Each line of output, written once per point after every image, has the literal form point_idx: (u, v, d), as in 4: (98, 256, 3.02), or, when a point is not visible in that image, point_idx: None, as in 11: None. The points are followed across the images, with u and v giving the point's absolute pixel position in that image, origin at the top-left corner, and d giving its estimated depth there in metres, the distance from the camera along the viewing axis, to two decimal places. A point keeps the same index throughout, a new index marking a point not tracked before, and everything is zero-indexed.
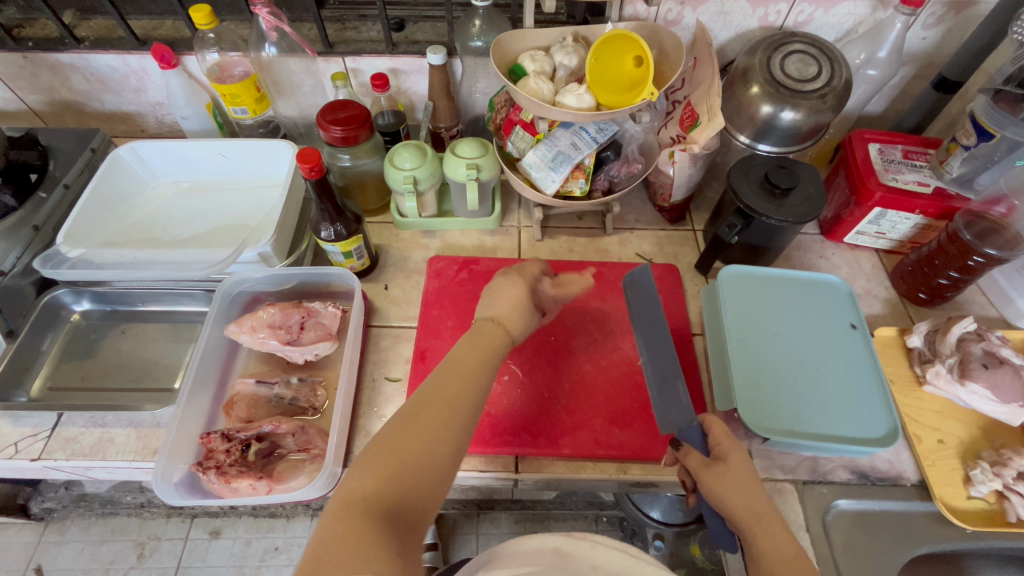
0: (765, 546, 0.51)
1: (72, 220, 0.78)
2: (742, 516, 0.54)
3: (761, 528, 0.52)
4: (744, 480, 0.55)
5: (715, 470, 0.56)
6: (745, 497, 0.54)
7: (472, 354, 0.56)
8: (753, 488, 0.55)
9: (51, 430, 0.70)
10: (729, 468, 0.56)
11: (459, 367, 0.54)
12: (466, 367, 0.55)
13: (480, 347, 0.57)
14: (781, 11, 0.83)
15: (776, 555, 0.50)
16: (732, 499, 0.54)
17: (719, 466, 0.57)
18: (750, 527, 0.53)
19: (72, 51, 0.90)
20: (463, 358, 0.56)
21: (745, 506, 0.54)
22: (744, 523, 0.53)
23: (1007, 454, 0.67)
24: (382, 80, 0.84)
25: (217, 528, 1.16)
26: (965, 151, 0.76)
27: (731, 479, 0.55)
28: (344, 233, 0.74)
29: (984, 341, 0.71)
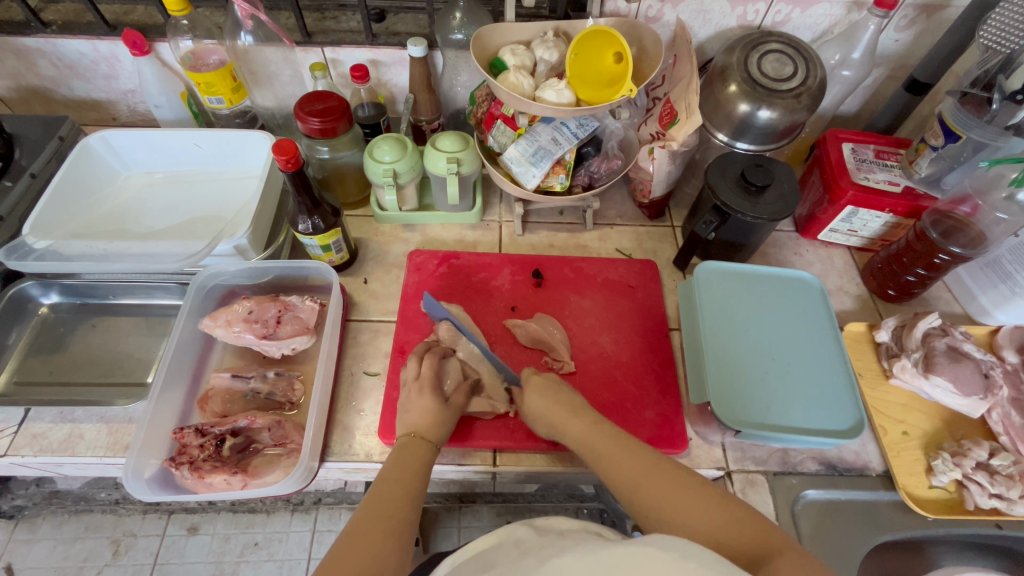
0: (576, 437, 0.58)
1: (38, 210, 0.75)
2: (559, 424, 0.60)
3: (569, 423, 0.59)
4: (545, 394, 0.62)
5: (528, 405, 0.64)
6: (551, 406, 0.61)
7: (400, 463, 0.57)
8: (554, 394, 0.62)
9: (18, 426, 0.69)
10: (530, 398, 0.63)
11: (394, 482, 0.54)
12: (401, 472, 0.56)
13: (411, 451, 0.58)
14: (759, 10, 0.84)
15: (585, 438, 0.57)
16: (549, 414, 0.61)
17: (527, 402, 0.64)
18: (562, 426, 0.59)
19: (39, 36, 0.87)
20: (392, 470, 0.56)
21: (558, 415, 0.60)
22: (560, 427, 0.60)
23: (967, 444, 0.70)
24: (361, 71, 0.83)
25: (195, 524, 1.14)
26: (933, 151, 0.78)
27: (536, 401, 0.62)
28: (322, 226, 0.73)
29: (948, 336, 0.74)
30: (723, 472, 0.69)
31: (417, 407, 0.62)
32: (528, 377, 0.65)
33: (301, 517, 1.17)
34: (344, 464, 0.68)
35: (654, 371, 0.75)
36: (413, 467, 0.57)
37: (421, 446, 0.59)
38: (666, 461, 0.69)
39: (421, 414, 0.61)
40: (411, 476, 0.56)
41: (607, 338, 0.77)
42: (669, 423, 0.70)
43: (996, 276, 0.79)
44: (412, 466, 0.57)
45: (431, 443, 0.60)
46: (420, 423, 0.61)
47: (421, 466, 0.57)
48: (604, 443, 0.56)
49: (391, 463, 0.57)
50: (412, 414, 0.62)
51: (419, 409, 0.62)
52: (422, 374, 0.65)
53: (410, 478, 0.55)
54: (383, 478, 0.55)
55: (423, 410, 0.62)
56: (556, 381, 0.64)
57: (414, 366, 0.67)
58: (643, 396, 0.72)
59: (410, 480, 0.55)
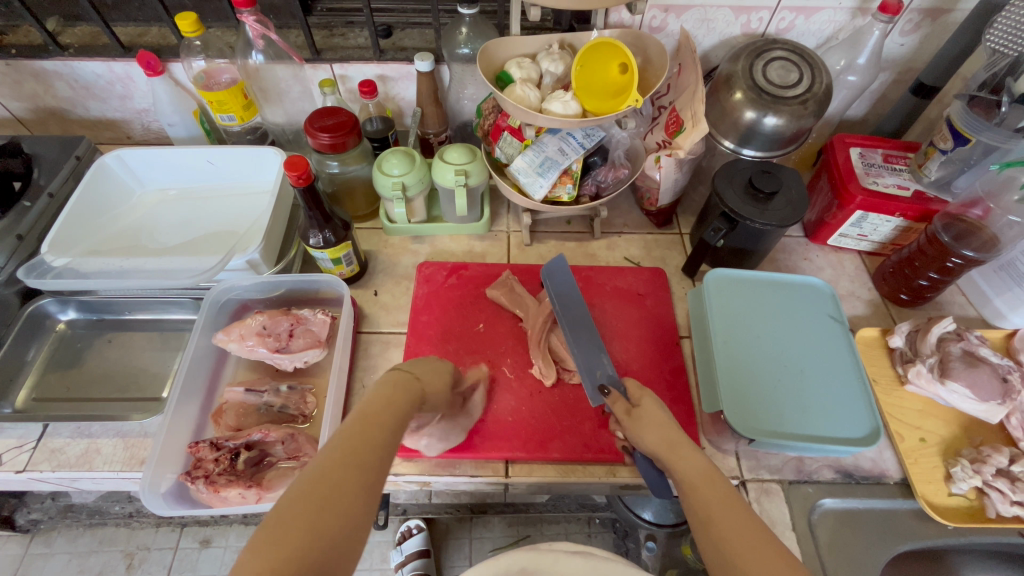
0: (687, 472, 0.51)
1: (56, 229, 0.77)
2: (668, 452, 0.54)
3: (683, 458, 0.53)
4: (659, 417, 0.58)
5: (637, 417, 0.59)
6: (665, 428, 0.57)
7: (384, 394, 0.49)
8: (670, 432, 0.56)
9: (37, 442, 0.70)
10: (647, 412, 0.59)
11: (371, 416, 0.46)
12: (379, 402, 0.48)
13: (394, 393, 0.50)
14: (763, 18, 0.84)
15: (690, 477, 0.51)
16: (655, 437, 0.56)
17: (638, 410, 0.60)
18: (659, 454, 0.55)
19: (57, 59, 0.89)
20: (373, 399, 0.48)
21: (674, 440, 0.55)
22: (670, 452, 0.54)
23: (987, 451, 0.68)
24: (370, 86, 0.84)
25: (208, 537, 1.15)
26: (942, 155, 0.78)
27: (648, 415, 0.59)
28: (333, 240, 0.74)
29: (963, 340, 0.74)
30: (737, 481, 0.69)
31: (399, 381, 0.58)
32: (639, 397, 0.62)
33: None
34: None
35: (665, 379, 0.75)
36: (397, 399, 0.49)
37: (410, 385, 0.52)
38: None
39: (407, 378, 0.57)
40: (391, 408, 0.48)
41: (618, 347, 0.77)
42: None
43: (1010, 278, 0.78)
44: (393, 397, 0.49)
45: (421, 384, 0.53)
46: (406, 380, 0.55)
47: (404, 396, 0.50)
48: (717, 490, 0.49)
49: (373, 389, 0.49)
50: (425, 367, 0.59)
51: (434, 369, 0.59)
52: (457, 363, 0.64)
53: (390, 411, 0.48)
54: (360, 407, 0.47)
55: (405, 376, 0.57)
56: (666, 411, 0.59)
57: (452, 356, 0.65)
58: None
59: (386, 413, 0.47)
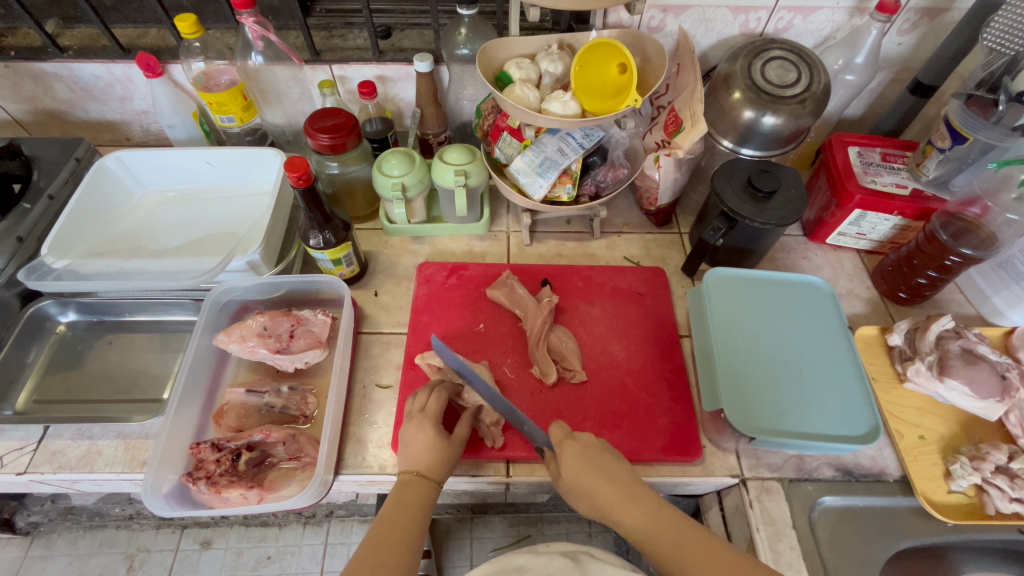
0: (638, 523, 0.55)
1: (56, 230, 0.77)
2: (611, 510, 0.57)
3: (629, 510, 0.56)
4: (590, 473, 0.58)
5: (566, 478, 0.59)
6: (598, 484, 0.57)
7: (401, 505, 0.58)
8: (605, 482, 0.57)
9: (38, 443, 0.70)
10: (567, 468, 0.59)
11: (392, 530, 0.55)
12: (397, 515, 0.57)
13: (411, 490, 0.59)
14: (761, 18, 0.84)
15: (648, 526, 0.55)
16: (595, 493, 0.57)
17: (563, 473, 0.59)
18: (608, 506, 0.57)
19: (56, 60, 0.89)
20: (391, 513, 0.57)
21: (610, 497, 0.57)
22: (612, 512, 0.57)
23: (985, 448, 0.69)
24: (369, 87, 0.84)
25: (208, 539, 1.15)
26: (940, 154, 0.78)
27: (579, 475, 0.58)
28: (333, 240, 0.74)
29: (962, 338, 0.74)
30: (738, 479, 0.69)
31: (419, 440, 0.61)
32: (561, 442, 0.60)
33: (313, 530, 1.17)
34: (358, 476, 0.68)
35: (665, 377, 0.75)
36: (411, 505, 0.58)
37: (421, 485, 0.59)
38: (681, 470, 0.69)
39: (422, 450, 0.61)
40: (411, 520, 0.57)
41: (618, 346, 0.77)
42: (681, 431, 0.70)
43: (1009, 276, 0.78)
44: (411, 507, 0.58)
45: (431, 481, 0.60)
46: (422, 461, 0.60)
47: (421, 506, 0.58)
48: (668, 538, 0.54)
49: (391, 503, 0.58)
50: (412, 450, 0.61)
51: (422, 446, 0.61)
52: (429, 408, 0.64)
53: (411, 522, 0.56)
54: (381, 521, 0.56)
55: (426, 446, 0.61)
56: (593, 453, 0.59)
57: (423, 397, 0.66)
58: (655, 404, 0.72)
59: (405, 531, 0.55)
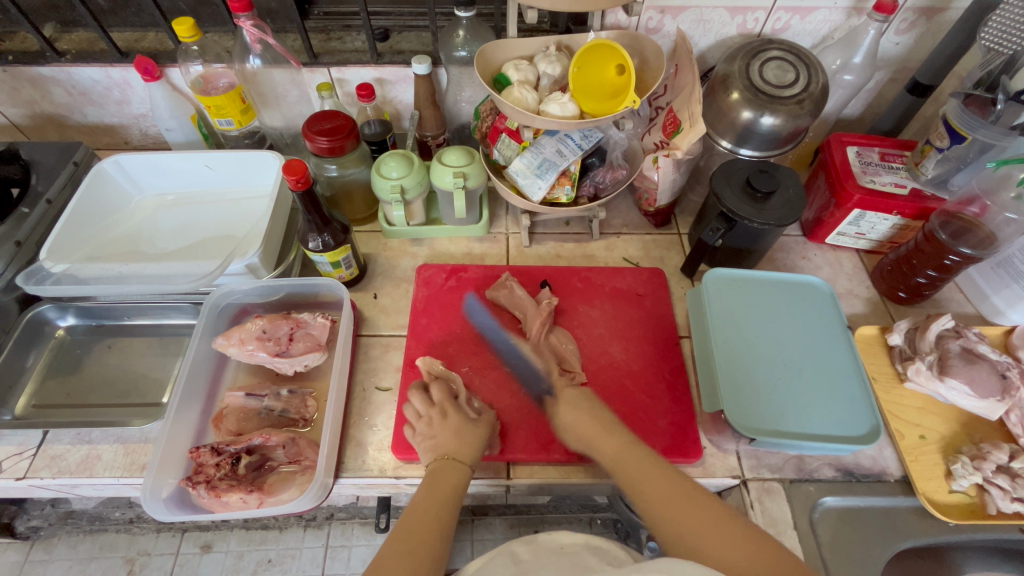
0: (609, 454, 0.60)
1: (54, 234, 0.77)
2: (591, 441, 0.62)
3: (603, 439, 0.61)
4: (576, 412, 0.65)
5: (560, 416, 0.67)
6: (585, 421, 0.64)
7: (434, 488, 0.58)
8: (595, 416, 0.64)
9: (37, 448, 0.70)
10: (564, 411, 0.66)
11: (423, 514, 0.54)
12: (433, 497, 0.56)
13: (445, 472, 0.59)
14: (759, 18, 0.85)
15: (619, 457, 0.59)
16: (581, 429, 0.64)
17: (559, 413, 0.67)
18: (595, 441, 0.62)
19: (54, 65, 0.89)
20: (424, 501, 0.56)
21: (590, 431, 0.63)
22: (592, 443, 0.62)
23: (986, 448, 0.69)
24: (367, 90, 0.84)
25: (209, 542, 1.14)
26: (939, 153, 0.78)
27: (569, 414, 0.66)
28: (332, 243, 0.74)
29: (962, 338, 0.74)
30: (738, 480, 0.69)
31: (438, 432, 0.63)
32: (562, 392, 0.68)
33: (314, 532, 1.17)
34: (358, 479, 0.68)
35: (665, 378, 0.75)
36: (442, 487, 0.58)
37: (454, 469, 0.60)
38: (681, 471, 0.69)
39: (449, 436, 0.63)
40: (442, 509, 0.55)
41: (618, 347, 0.77)
42: (681, 432, 0.70)
43: (1008, 276, 0.78)
44: (444, 494, 0.57)
45: (463, 464, 0.61)
46: (448, 445, 0.62)
47: (454, 493, 0.58)
48: (637, 466, 0.58)
49: (423, 491, 0.57)
50: (439, 435, 0.63)
51: (449, 430, 0.64)
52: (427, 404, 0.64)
53: (442, 502, 0.56)
54: (412, 511, 0.55)
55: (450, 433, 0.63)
56: (585, 400, 0.66)
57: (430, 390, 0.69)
58: (655, 406, 0.72)
59: (442, 504, 0.56)
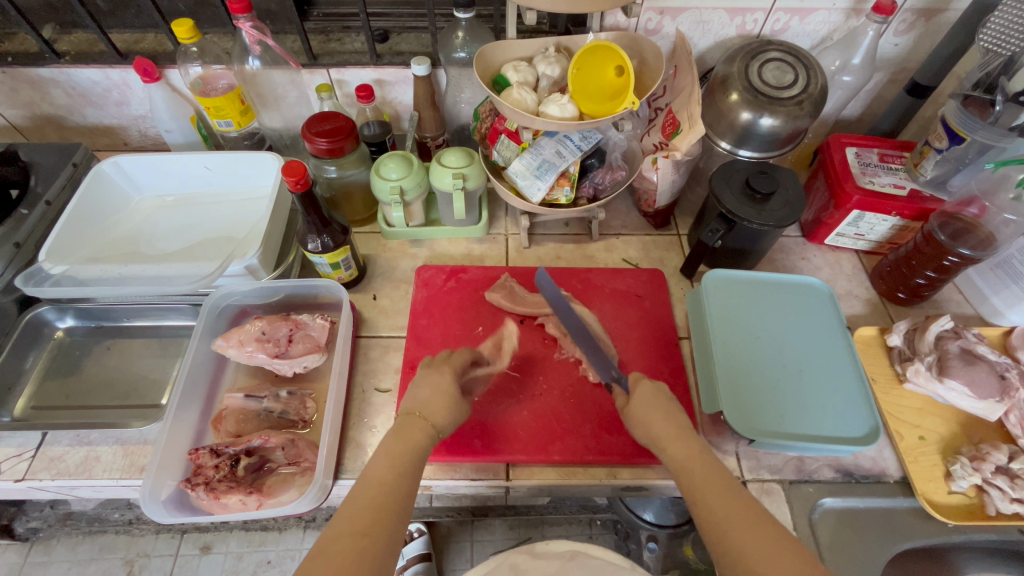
0: (680, 458, 0.56)
1: (53, 236, 0.77)
2: (661, 441, 0.58)
3: (675, 442, 0.57)
4: (650, 407, 0.60)
5: (630, 407, 0.61)
6: (661, 420, 0.59)
7: (395, 447, 0.55)
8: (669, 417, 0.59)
9: (36, 450, 0.70)
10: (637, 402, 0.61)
11: (375, 480, 0.52)
12: (391, 458, 0.54)
13: (408, 431, 0.57)
14: (758, 19, 0.85)
15: (689, 464, 0.55)
16: (653, 426, 0.59)
17: (629, 405, 0.62)
18: (664, 441, 0.57)
19: (53, 66, 0.89)
20: (377, 462, 0.54)
21: (664, 431, 0.58)
22: (663, 444, 0.57)
23: (986, 448, 0.69)
24: (367, 91, 0.84)
25: (208, 543, 1.14)
26: (938, 154, 0.78)
27: (643, 407, 0.60)
28: (331, 245, 0.74)
29: (961, 339, 0.74)
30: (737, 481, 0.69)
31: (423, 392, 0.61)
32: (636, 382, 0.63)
33: (313, 533, 1.16)
34: (357, 481, 0.68)
35: (665, 379, 0.75)
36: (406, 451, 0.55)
37: (421, 430, 0.57)
38: None
39: (426, 395, 0.61)
40: (398, 469, 0.53)
41: (617, 349, 0.77)
42: None
43: (1007, 276, 0.78)
44: (400, 456, 0.55)
45: (433, 426, 0.58)
46: (420, 406, 0.60)
47: (412, 455, 0.55)
48: (707, 478, 0.53)
49: (386, 444, 0.55)
50: (417, 397, 0.61)
51: (434, 389, 0.61)
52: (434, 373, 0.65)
53: (400, 465, 0.54)
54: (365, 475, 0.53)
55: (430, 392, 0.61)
56: (659, 398, 0.61)
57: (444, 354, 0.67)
58: None
59: (402, 467, 0.54)
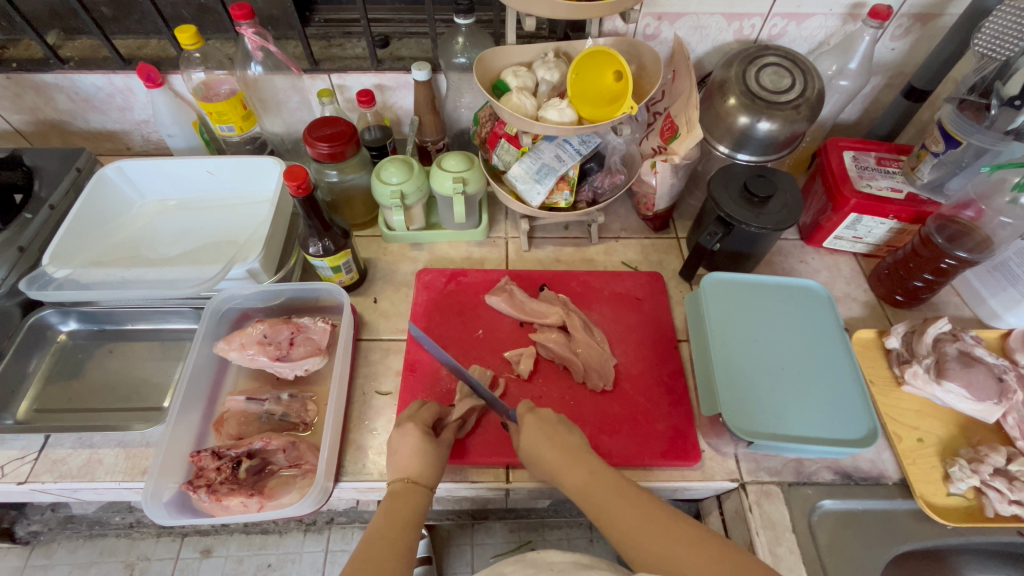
0: (575, 484, 0.57)
1: (57, 240, 0.77)
2: (555, 469, 0.59)
3: (568, 470, 0.58)
4: (540, 436, 0.61)
5: (524, 442, 0.62)
6: (547, 448, 0.60)
7: (393, 511, 0.57)
8: (559, 440, 0.60)
9: (38, 452, 0.70)
10: (525, 436, 0.61)
11: (384, 541, 0.53)
12: (390, 523, 0.56)
13: (403, 497, 0.58)
14: (756, 24, 0.85)
15: (586, 487, 0.57)
16: (544, 457, 0.60)
17: (522, 439, 0.62)
18: (559, 470, 0.59)
19: (57, 72, 0.90)
20: (382, 525, 0.55)
21: (555, 459, 0.59)
22: (558, 473, 0.59)
23: (984, 450, 0.69)
24: (367, 96, 0.85)
25: (209, 547, 1.15)
26: (934, 157, 0.79)
27: (531, 441, 0.61)
28: (332, 248, 0.74)
29: (959, 341, 0.74)
30: (737, 483, 0.69)
31: (406, 448, 0.62)
32: (523, 415, 0.63)
33: (314, 537, 1.16)
34: (358, 483, 0.68)
35: (664, 381, 0.75)
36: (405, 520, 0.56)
37: (415, 492, 0.59)
38: (681, 474, 0.69)
39: (409, 457, 0.61)
40: (402, 532, 0.55)
41: (617, 351, 0.78)
42: (681, 435, 0.71)
43: (1005, 279, 0.79)
44: (403, 517, 0.57)
45: (423, 487, 0.60)
46: (411, 467, 0.60)
47: (413, 515, 0.57)
48: (604, 495, 0.56)
49: (383, 513, 0.57)
50: (405, 442, 0.62)
51: (409, 450, 0.61)
52: (416, 416, 0.65)
53: (400, 530, 0.55)
54: (372, 536, 0.54)
55: (411, 452, 0.61)
56: (549, 421, 0.62)
57: (413, 408, 0.67)
58: (654, 409, 0.72)
59: (402, 527, 0.55)
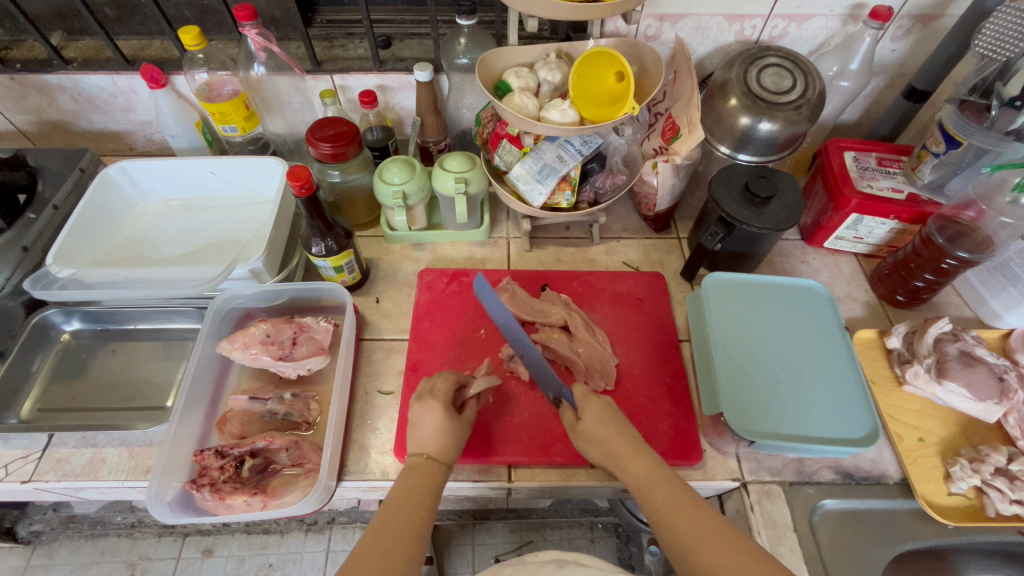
0: (635, 474, 0.57)
1: (61, 240, 0.78)
2: (617, 460, 0.59)
3: (631, 459, 0.58)
4: (605, 425, 0.60)
5: (583, 428, 0.62)
6: (614, 436, 0.60)
7: (411, 486, 0.57)
8: (620, 432, 0.60)
9: (42, 451, 0.70)
10: (588, 420, 0.61)
11: (398, 515, 0.54)
12: (406, 497, 0.56)
13: (420, 473, 0.58)
14: (757, 25, 0.86)
15: (649, 480, 0.56)
16: (608, 444, 0.59)
17: (582, 424, 0.62)
18: (620, 459, 0.58)
19: (60, 72, 0.90)
20: (399, 499, 0.56)
21: (620, 449, 0.59)
22: (618, 460, 0.59)
23: (985, 450, 0.69)
24: (370, 97, 0.85)
25: (210, 547, 1.15)
26: (935, 158, 0.79)
27: (597, 427, 0.61)
28: (335, 248, 0.75)
29: (959, 341, 0.74)
30: (738, 483, 0.69)
31: (427, 426, 0.62)
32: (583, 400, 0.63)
33: (315, 537, 1.17)
34: (360, 482, 0.68)
35: (665, 380, 0.75)
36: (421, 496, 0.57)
37: (433, 468, 0.59)
38: (682, 473, 0.70)
39: (433, 434, 0.61)
40: (416, 505, 0.55)
41: (618, 351, 0.78)
42: (682, 435, 0.71)
43: (1005, 279, 0.79)
44: (418, 489, 0.57)
45: (441, 464, 0.59)
46: (431, 444, 0.60)
47: (430, 490, 0.57)
48: (664, 491, 0.55)
49: (399, 487, 0.57)
50: (409, 439, 0.62)
51: (432, 427, 0.61)
52: (431, 396, 0.65)
53: (415, 505, 0.55)
54: (387, 507, 0.55)
55: (434, 430, 0.61)
56: (611, 411, 0.62)
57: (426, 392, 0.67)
58: (655, 409, 0.73)
59: (418, 502, 0.56)
